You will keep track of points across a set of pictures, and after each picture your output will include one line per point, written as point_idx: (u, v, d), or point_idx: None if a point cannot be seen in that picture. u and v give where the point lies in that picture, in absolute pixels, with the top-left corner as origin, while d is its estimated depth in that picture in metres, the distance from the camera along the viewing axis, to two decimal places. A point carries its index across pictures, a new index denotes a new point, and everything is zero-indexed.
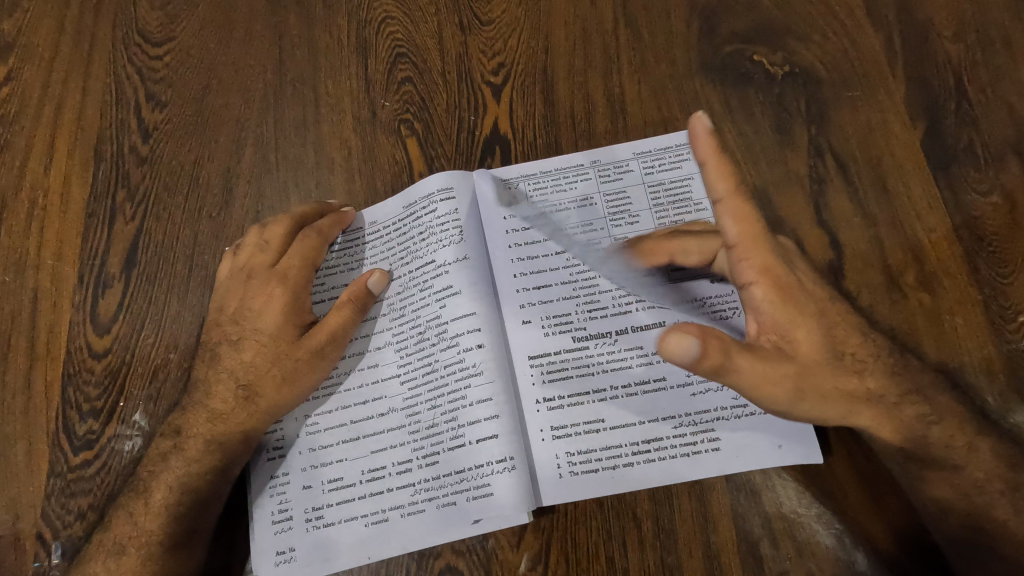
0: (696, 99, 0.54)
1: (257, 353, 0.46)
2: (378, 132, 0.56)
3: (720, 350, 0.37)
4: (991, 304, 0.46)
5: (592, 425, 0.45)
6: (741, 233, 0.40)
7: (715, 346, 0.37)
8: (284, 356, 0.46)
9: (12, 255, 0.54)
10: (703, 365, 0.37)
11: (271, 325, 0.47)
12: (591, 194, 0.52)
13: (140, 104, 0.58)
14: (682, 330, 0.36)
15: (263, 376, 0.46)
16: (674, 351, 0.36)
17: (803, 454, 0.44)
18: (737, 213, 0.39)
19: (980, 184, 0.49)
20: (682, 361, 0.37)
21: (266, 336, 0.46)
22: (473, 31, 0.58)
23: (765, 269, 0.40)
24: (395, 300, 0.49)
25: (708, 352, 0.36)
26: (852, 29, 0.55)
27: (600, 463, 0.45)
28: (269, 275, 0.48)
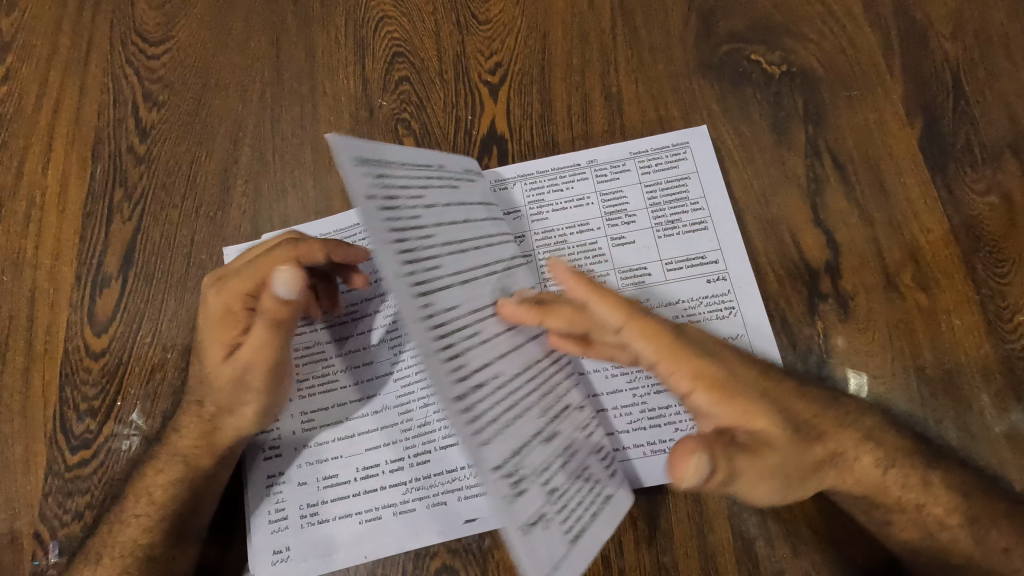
0: (693, 98, 0.54)
1: (220, 371, 0.44)
2: (376, 132, 0.56)
3: (726, 453, 0.33)
4: (987, 304, 0.46)
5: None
6: (659, 349, 0.37)
7: (720, 455, 0.33)
8: (236, 381, 0.44)
9: (10, 255, 0.54)
10: (716, 477, 0.33)
11: (230, 344, 0.44)
12: (588, 193, 0.52)
13: (138, 104, 0.58)
14: (695, 454, 0.32)
15: (223, 398, 0.45)
16: (689, 472, 0.32)
17: None
18: (644, 333, 0.37)
19: (978, 184, 0.49)
20: (696, 482, 0.32)
21: (228, 355, 0.44)
22: (471, 31, 0.58)
23: (699, 374, 0.36)
24: (388, 298, 0.49)
25: (718, 465, 0.33)
26: (850, 29, 0.55)
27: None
28: (229, 292, 0.43)
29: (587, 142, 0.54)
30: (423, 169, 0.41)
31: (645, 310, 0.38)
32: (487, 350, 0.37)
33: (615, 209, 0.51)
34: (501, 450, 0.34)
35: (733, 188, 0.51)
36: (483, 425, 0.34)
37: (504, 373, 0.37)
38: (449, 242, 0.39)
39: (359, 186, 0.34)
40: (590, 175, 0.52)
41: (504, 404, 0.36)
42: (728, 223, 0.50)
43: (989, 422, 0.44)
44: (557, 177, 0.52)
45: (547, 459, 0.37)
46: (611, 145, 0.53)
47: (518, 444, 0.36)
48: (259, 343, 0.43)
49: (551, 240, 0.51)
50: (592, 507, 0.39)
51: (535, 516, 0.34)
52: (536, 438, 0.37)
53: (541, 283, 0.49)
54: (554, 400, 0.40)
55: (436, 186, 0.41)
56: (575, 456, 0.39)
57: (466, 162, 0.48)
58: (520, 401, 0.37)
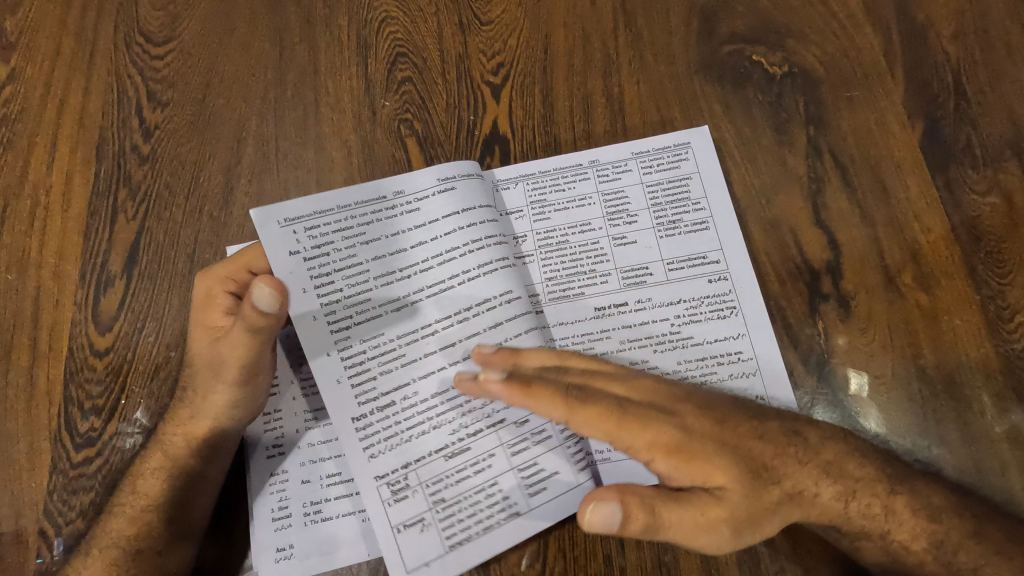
0: (694, 98, 0.54)
1: (201, 353, 0.46)
2: (379, 132, 0.56)
3: (646, 503, 0.36)
4: (988, 304, 0.46)
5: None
6: (606, 432, 0.39)
7: (640, 508, 0.36)
8: (212, 367, 0.45)
9: (15, 254, 0.54)
10: (630, 525, 0.35)
11: (211, 328, 0.46)
12: (590, 193, 0.52)
13: (142, 104, 0.58)
14: (603, 498, 0.35)
15: (203, 385, 0.45)
16: (596, 521, 0.35)
17: None
18: (590, 421, 0.39)
19: (979, 184, 0.49)
20: (608, 528, 0.35)
21: (209, 340, 0.46)
22: (473, 31, 0.58)
23: (654, 444, 0.39)
24: None
25: (631, 513, 0.35)
26: (852, 29, 0.55)
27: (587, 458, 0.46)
28: (214, 275, 0.47)
29: (590, 143, 0.54)
30: (371, 204, 0.47)
31: (582, 395, 0.39)
32: (405, 372, 0.44)
33: (617, 210, 0.51)
34: (390, 464, 0.43)
35: (735, 189, 0.51)
36: (376, 443, 0.43)
37: (421, 393, 0.44)
38: (383, 273, 0.45)
39: (288, 243, 0.44)
40: (592, 175, 0.52)
41: (408, 422, 0.43)
42: (730, 223, 0.50)
43: (990, 422, 0.44)
44: (560, 178, 0.53)
45: (445, 472, 0.43)
46: (613, 146, 0.53)
47: (412, 459, 0.43)
48: (234, 337, 0.43)
49: (553, 240, 0.51)
50: (488, 523, 0.43)
51: (412, 520, 0.43)
52: (440, 453, 0.43)
53: (540, 282, 0.50)
54: (479, 418, 0.44)
55: (383, 219, 0.47)
56: (485, 472, 0.44)
57: (448, 170, 0.50)
58: (429, 420, 0.44)
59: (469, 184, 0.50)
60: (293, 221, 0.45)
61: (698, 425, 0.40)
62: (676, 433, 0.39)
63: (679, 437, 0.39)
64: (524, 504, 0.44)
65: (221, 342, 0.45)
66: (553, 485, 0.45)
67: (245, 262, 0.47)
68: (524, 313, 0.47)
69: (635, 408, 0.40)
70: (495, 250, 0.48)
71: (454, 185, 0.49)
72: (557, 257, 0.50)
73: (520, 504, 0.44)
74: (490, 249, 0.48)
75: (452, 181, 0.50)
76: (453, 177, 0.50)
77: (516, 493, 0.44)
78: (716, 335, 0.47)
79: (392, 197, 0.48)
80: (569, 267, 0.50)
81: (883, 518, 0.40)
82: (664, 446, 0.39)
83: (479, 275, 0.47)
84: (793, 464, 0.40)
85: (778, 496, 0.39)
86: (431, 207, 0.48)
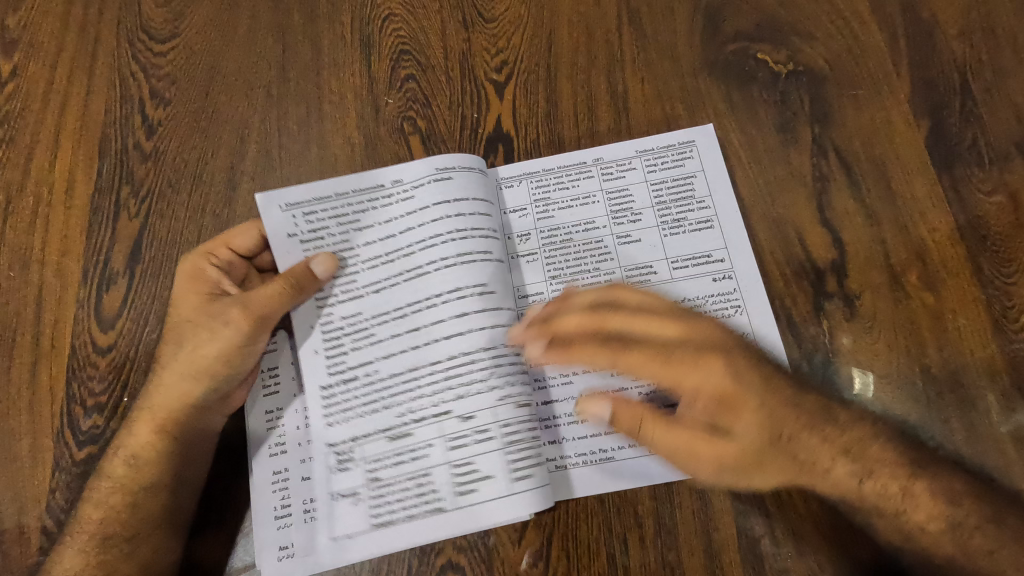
0: (699, 96, 0.54)
1: (189, 319, 0.47)
2: (382, 129, 0.56)
3: (637, 414, 0.41)
4: (993, 303, 0.46)
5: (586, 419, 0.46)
6: (655, 375, 0.41)
7: (631, 414, 0.41)
8: (208, 324, 0.46)
9: (17, 250, 0.54)
10: (619, 425, 0.42)
11: (200, 295, 0.47)
12: (593, 192, 0.52)
13: (145, 100, 0.58)
14: (596, 397, 0.42)
15: (198, 342, 0.46)
16: (587, 410, 0.43)
17: None
18: (635, 364, 0.41)
19: (985, 184, 0.49)
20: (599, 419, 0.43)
21: (199, 304, 0.47)
22: (477, 28, 0.58)
23: (704, 385, 0.40)
24: None
25: (619, 417, 0.42)
26: (857, 27, 0.55)
27: (587, 456, 0.46)
28: (198, 252, 0.49)
29: (593, 141, 0.54)
30: (371, 191, 0.50)
31: (623, 343, 0.42)
32: (372, 350, 0.47)
33: (620, 209, 0.51)
34: (343, 434, 0.46)
35: (740, 187, 0.51)
36: (335, 411, 0.46)
37: (380, 372, 0.46)
38: (370, 257, 0.48)
39: (287, 226, 0.48)
40: (595, 174, 0.52)
41: (365, 398, 0.46)
42: (735, 221, 0.50)
43: (995, 422, 0.44)
44: (563, 176, 0.52)
45: (387, 451, 0.45)
46: (617, 144, 0.53)
47: (361, 433, 0.46)
48: (227, 308, 0.46)
49: (557, 239, 0.51)
50: (416, 509, 0.44)
51: (350, 490, 0.45)
52: (388, 432, 0.45)
53: (544, 280, 0.50)
54: (429, 407, 0.45)
55: (382, 205, 0.50)
56: (424, 459, 0.45)
57: (447, 161, 0.50)
58: (384, 400, 0.46)
59: (468, 176, 0.50)
60: (294, 206, 0.49)
61: (748, 373, 0.40)
62: (729, 382, 0.40)
63: (731, 388, 0.40)
64: (451, 500, 0.44)
65: (225, 300, 0.47)
66: (486, 488, 0.44)
67: (226, 238, 0.50)
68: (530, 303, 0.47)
69: (686, 352, 0.41)
70: (478, 244, 0.48)
71: (451, 175, 0.50)
72: (560, 255, 0.50)
73: (448, 497, 0.44)
74: (473, 241, 0.48)
75: (450, 171, 0.50)
76: (452, 167, 0.50)
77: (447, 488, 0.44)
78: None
79: (391, 185, 0.50)
80: (573, 266, 0.50)
81: (885, 519, 0.40)
82: (710, 394, 0.40)
83: (454, 265, 0.47)
84: (816, 438, 0.40)
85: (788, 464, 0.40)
86: (425, 196, 0.49)
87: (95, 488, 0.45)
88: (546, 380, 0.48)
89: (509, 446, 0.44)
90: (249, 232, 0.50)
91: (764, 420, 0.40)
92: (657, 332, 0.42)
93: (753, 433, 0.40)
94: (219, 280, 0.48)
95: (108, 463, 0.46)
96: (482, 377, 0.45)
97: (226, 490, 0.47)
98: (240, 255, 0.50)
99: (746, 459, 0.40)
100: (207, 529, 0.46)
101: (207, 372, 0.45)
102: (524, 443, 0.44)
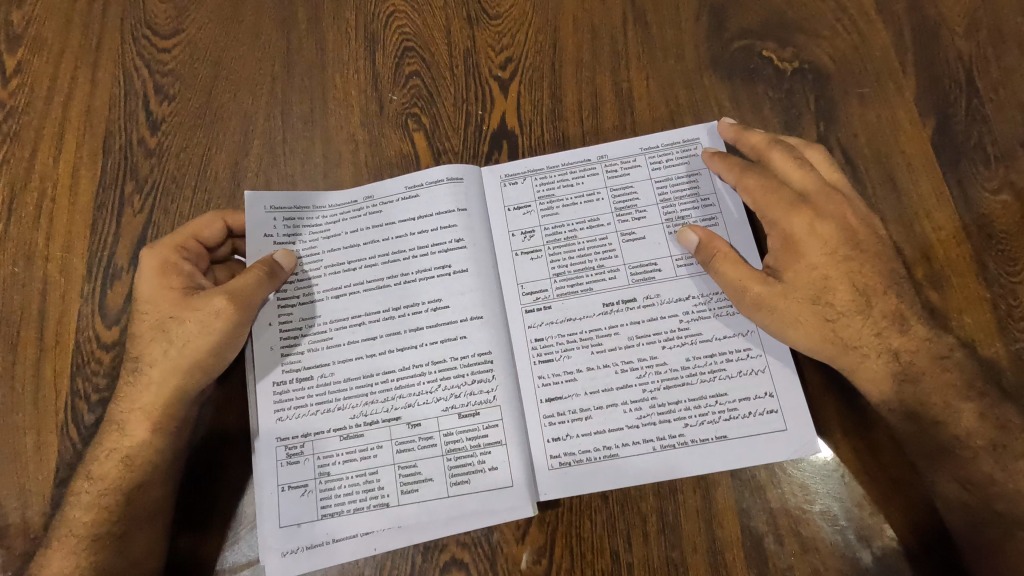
0: (704, 94, 0.54)
1: (163, 313, 0.47)
2: (386, 126, 0.56)
3: (718, 247, 0.46)
4: (999, 301, 0.46)
5: (587, 416, 0.46)
6: (764, 199, 0.46)
7: (714, 246, 0.46)
8: (185, 316, 0.46)
9: (22, 246, 0.54)
10: (701, 255, 0.47)
11: (172, 288, 0.48)
12: (597, 189, 0.52)
13: (149, 96, 0.58)
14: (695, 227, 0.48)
15: (178, 334, 0.46)
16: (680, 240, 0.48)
17: (779, 455, 0.44)
18: (756, 184, 0.46)
19: (990, 182, 0.49)
20: (687, 248, 0.48)
21: (173, 297, 0.47)
22: (482, 25, 0.58)
23: (796, 217, 0.45)
24: (396, 294, 0.49)
25: (709, 247, 0.46)
26: (863, 25, 0.55)
27: (588, 455, 0.45)
28: (162, 245, 0.49)
29: (599, 140, 0.54)
30: (344, 206, 0.52)
31: (754, 166, 0.47)
32: (328, 352, 0.48)
33: (620, 207, 0.51)
34: (296, 430, 0.47)
35: None
36: (289, 408, 0.47)
37: (337, 374, 0.48)
38: (334, 264, 0.51)
39: (267, 226, 0.51)
40: (598, 170, 0.52)
41: (319, 397, 0.47)
42: (739, 218, 0.50)
43: None
44: (563, 175, 0.52)
45: (336, 449, 0.46)
46: (619, 143, 0.53)
47: (313, 429, 0.47)
48: (202, 297, 0.46)
49: (558, 237, 0.51)
50: (359, 504, 0.45)
51: (295, 483, 0.46)
52: (339, 431, 0.47)
53: (546, 278, 0.50)
54: (380, 410, 0.47)
55: (351, 218, 0.52)
56: (371, 459, 0.46)
57: (415, 177, 0.53)
58: (335, 400, 0.47)
59: (436, 190, 0.52)
60: (276, 209, 0.52)
61: (823, 229, 0.44)
62: (804, 228, 0.45)
63: (801, 234, 0.45)
64: (394, 497, 0.45)
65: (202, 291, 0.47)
66: (427, 488, 0.45)
67: (194, 230, 0.50)
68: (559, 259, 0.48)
69: (797, 195, 0.46)
70: (437, 258, 0.50)
71: (418, 192, 0.52)
72: (562, 253, 0.50)
73: (391, 496, 0.45)
74: (433, 257, 0.50)
75: (418, 189, 0.52)
76: (420, 184, 0.52)
77: (390, 486, 0.46)
78: (666, 339, 0.47)
79: (363, 200, 0.53)
80: (576, 263, 0.50)
81: None
82: (782, 233, 0.45)
83: (411, 280, 0.50)
84: (856, 319, 0.43)
85: (830, 343, 0.43)
86: (393, 212, 0.52)
87: (99, 487, 0.45)
88: (547, 378, 0.47)
89: (452, 451, 0.46)
90: (216, 224, 0.51)
91: (817, 275, 0.44)
92: (770, 177, 0.46)
93: (807, 281, 0.44)
94: (191, 272, 0.49)
95: (111, 462, 0.46)
96: (428, 386, 0.47)
97: (227, 487, 0.47)
98: (206, 247, 0.51)
99: (797, 303, 0.44)
100: (211, 526, 0.46)
101: (192, 362, 0.46)
102: (463, 450, 0.46)
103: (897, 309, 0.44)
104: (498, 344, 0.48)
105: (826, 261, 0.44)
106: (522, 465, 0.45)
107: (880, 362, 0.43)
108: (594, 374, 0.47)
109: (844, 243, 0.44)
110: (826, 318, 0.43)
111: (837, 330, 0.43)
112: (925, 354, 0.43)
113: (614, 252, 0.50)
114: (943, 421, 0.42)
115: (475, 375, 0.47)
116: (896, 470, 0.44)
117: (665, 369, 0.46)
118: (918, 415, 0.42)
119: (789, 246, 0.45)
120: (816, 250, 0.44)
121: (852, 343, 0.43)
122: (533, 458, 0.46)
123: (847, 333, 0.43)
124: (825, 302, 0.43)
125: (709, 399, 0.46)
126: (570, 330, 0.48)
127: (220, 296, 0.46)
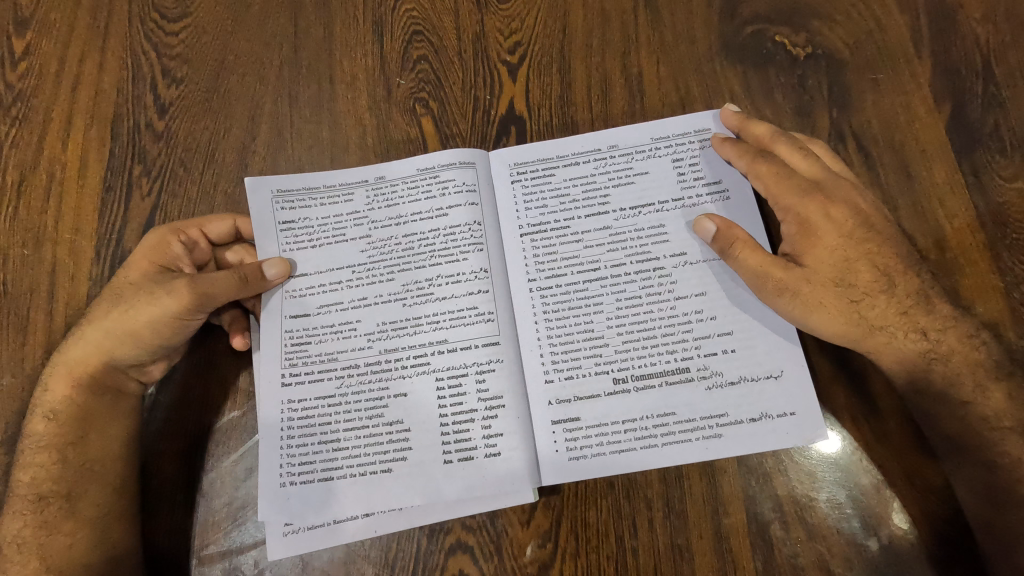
0: (715, 79, 0.53)
1: (131, 281, 0.48)
2: (393, 110, 0.55)
3: (734, 243, 0.46)
4: (1013, 292, 0.46)
5: (486, 421, 0.46)
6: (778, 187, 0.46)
7: (733, 240, 0.46)
8: (144, 292, 0.47)
9: (29, 228, 0.55)
10: (717, 245, 0.47)
11: (153, 265, 0.49)
12: (507, 199, 0.51)
13: (157, 79, 0.58)
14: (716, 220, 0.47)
15: (131, 304, 0.47)
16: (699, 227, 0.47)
17: (797, 439, 0.44)
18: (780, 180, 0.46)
19: (1006, 170, 0.48)
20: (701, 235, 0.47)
21: (148, 273, 0.49)
22: (490, 9, 0.57)
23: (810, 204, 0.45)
24: (416, 283, 0.49)
25: (724, 234, 0.46)
26: (877, 9, 0.54)
27: (478, 452, 0.45)
28: (170, 226, 0.51)
29: (514, 149, 0.53)
30: (356, 186, 0.52)
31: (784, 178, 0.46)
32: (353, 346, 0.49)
33: (591, 197, 0.51)
34: None
35: None
36: None
37: (360, 364, 0.48)
38: (353, 262, 0.50)
39: (273, 211, 0.51)
40: (523, 181, 0.52)
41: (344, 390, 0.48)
42: (748, 208, 0.49)
43: None
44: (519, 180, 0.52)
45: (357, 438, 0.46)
46: (516, 163, 0.52)
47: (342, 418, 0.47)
48: (159, 285, 0.47)
49: (555, 227, 0.50)
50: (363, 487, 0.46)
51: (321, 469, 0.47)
52: (365, 419, 0.46)
53: (549, 266, 0.49)
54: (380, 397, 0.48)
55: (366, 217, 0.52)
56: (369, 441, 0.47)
57: (431, 164, 0.52)
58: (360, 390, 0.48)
59: (450, 175, 0.52)
60: (283, 192, 0.52)
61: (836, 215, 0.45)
62: (819, 213, 0.45)
63: (816, 217, 0.45)
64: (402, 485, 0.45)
65: (168, 278, 0.48)
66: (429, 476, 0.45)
67: (204, 224, 0.51)
68: (499, 277, 0.49)
69: (820, 186, 0.46)
70: (458, 240, 0.50)
71: (435, 173, 0.52)
72: (559, 243, 0.50)
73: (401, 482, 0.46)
74: (448, 242, 0.50)
75: (434, 171, 0.52)
76: (435, 167, 0.52)
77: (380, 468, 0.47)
78: (665, 333, 0.47)
79: (374, 181, 0.52)
80: (571, 253, 0.49)
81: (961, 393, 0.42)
82: (798, 217, 0.45)
83: (415, 270, 0.50)
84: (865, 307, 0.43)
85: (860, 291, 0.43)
86: (411, 198, 0.51)
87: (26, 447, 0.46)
88: (284, 470, 0.46)
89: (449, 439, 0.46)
90: (225, 223, 0.51)
91: (837, 257, 0.44)
92: (784, 165, 0.47)
93: (828, 263, 0.44)
94: (178, 258, 0.50)
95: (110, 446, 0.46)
96: (441, 372, 0.47)
97: (233, 468, 0.47)
98: (211, 244, 0.52)
99: (821, 287, 0.44)
100: (218, 508, 0.47)
101: (129, 333, 0.47)
102: (380, 437, 0.46)
103: (898, 293, 0.44)
104: (506, 330, 0.48)
105: (843, 244, 0.44)
106: (529, 452, 0.45)
107: (897, 346, 0.43)
108: (519, 364, 0.47)
109: (862, 226, 0.45)
110: (851, 299, 0.43)
111: (861, 312, 0.43)
112: (936, 341, 0.43)
113: (602, 242, 0.49)
114: (970, 401, 0.42)
115: (490, 357, 0.47)
116: (903, 457, 0.44)
117: (647, 359, 0.46)
118: (940, 394, 0.43)
119: (802, 225, 0.45)
120: (831, 233, 0.44)
121: (879, 323, 0.43)
122: (539, 445, 0.46)
123: (872, 314, 0.43)
124: (848, 275, 0.44)
125: (698, 387, 0.45)
126: (497, 330, 0.48)
127: (188, 285, 0.46)
